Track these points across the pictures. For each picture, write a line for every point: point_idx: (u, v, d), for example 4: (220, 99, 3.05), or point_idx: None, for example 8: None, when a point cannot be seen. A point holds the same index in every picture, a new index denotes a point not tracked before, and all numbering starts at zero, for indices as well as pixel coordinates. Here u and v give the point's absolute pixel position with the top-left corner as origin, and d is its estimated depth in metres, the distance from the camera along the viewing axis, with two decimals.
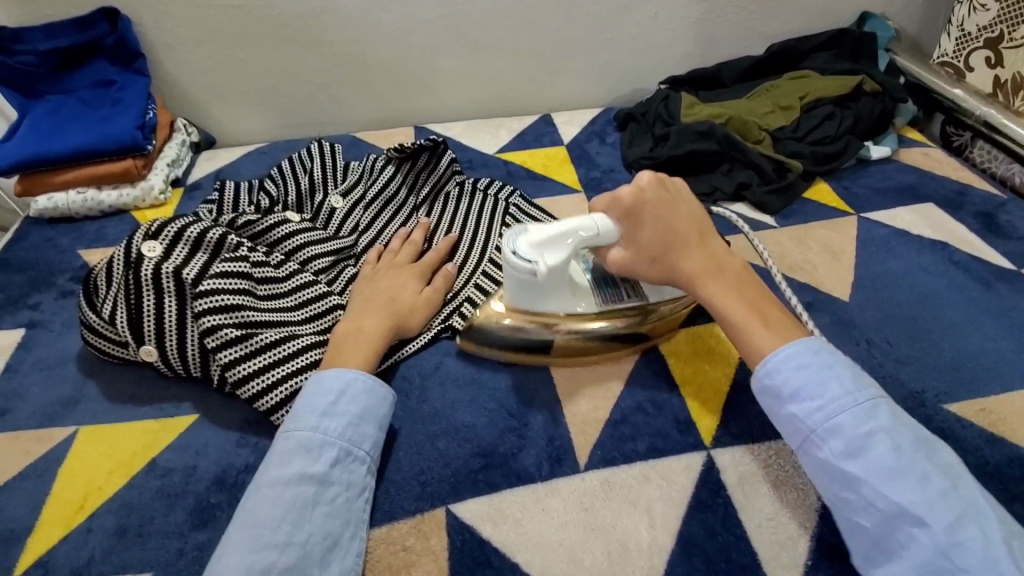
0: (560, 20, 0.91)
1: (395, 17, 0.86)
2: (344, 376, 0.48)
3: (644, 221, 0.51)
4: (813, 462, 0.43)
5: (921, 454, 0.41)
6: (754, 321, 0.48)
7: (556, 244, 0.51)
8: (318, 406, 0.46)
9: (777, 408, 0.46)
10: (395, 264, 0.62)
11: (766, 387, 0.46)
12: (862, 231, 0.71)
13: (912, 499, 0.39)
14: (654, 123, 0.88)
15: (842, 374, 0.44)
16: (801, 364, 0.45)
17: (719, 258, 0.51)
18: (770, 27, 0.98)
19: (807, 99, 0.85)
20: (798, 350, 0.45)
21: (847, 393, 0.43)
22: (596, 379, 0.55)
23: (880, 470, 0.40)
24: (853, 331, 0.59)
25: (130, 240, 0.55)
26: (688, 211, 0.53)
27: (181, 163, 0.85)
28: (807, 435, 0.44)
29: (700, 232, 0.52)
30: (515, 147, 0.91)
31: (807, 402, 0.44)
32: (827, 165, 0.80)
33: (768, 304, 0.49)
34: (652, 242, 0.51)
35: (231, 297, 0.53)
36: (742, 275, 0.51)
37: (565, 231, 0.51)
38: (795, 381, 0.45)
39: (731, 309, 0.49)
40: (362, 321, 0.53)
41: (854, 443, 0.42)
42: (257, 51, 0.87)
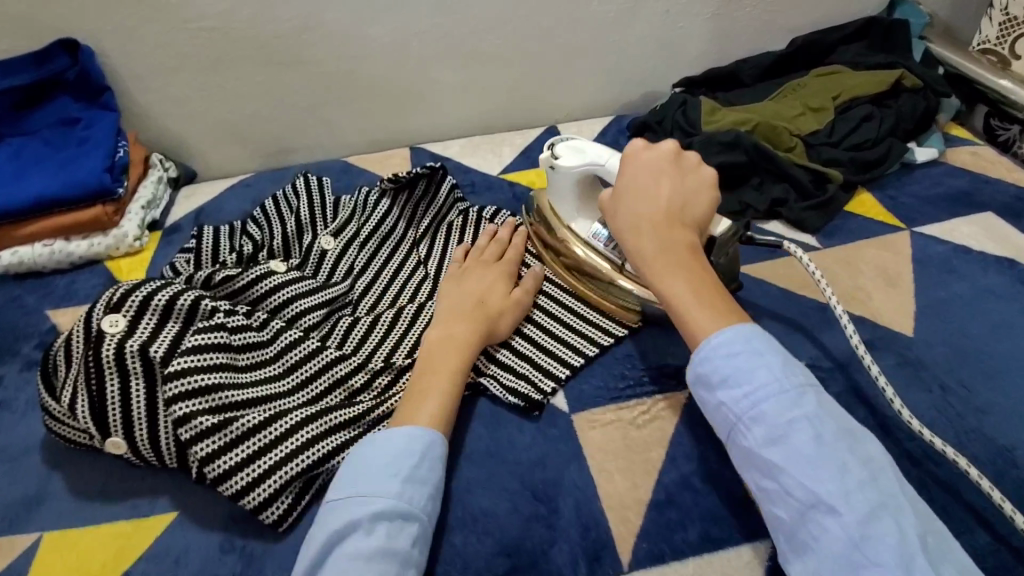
0: (563, 24, 0.83)
1: (383, 30, 0.79)
2: (424, 439, 0.43)
3: (623, 188, 0.51)
4: (737, 451, 0.40)
5: (845, 446, 0.37)
6: (684, 297, 0.44)
7: (581, 154, 0.58)
8: (400, 469, 0.41)
9: (705, 396, 0.41)
10: (482, 263, 0.58)
11: (695, 368, 0.42)
12: (917, 249, 0.63)
13: (829, 489, 0.35)
14: (672, 132, 0.80)
15: (772, 359, 0.40)
16: (732, 348, 0.40)
17: (674, 233, 0.47)
18: (792, 18, 0.90)
19: (840, 99, 0.77)
20: (733, 334, 0.41)
21: (774, 377, 0.39)
22: (633, 448, 0.48)
23: (801, 460, 0.36)
24: (923, 375, 0.52)
25: (91, 313, 0.48)
26: (681, 185, 0.50)
27: (158, 203, 0.78)
28: (733, 424, 0.40)
29: (675, 205, 0.49)
30: (519, 166, 0.83)
31: (734, 389, 0.39)
32: (868, 173, 0.72)
33: (710, 287, 0.45)
34: (621, 208, 0.50)
35: (207, 377, 0.47)
36: (693, 254, 0.47)
37: (594, 151, 0.58)
38: (724, 367, 0.40)
39: (661, 285, 0.45)
40: (452, 333, 0.51)
41: (778, 431, 0.37)
42: (235, 76, 0.79)
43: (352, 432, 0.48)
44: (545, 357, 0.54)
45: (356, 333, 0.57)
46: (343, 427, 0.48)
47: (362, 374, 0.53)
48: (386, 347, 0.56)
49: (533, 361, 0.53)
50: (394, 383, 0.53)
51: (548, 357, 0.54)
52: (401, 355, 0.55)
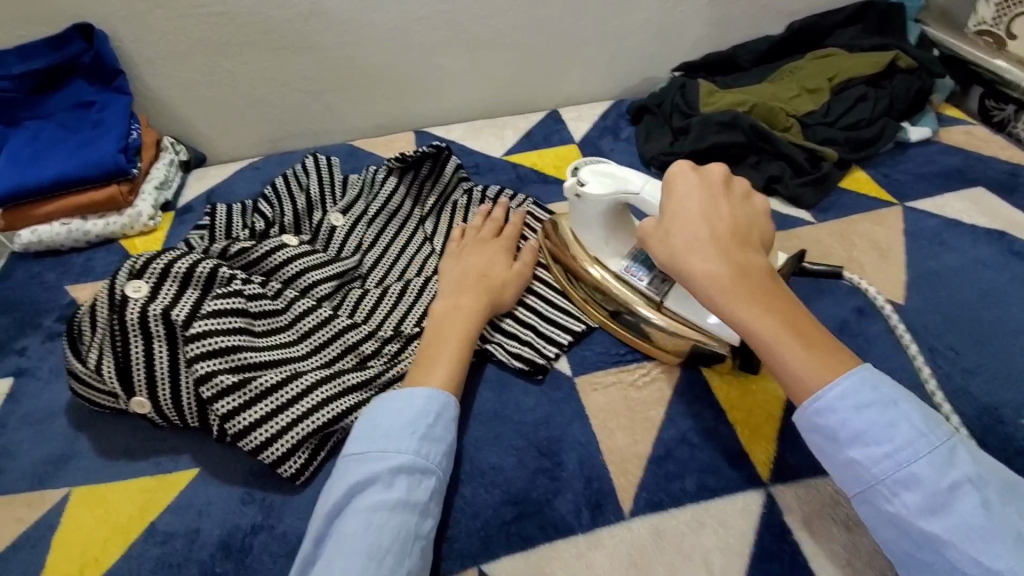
0: (565, 9, 0.85)
1: (388, 15, 0.81)
2: (441, 399, 0.45)
3: (678, 212, 0.45)
4: (878, 514, 0.37)
5: (1011, 508, 0.34)
6: (788, 337, 0.39)
7: (610, 181, 0.53)
8: (418, 428, 0.43)
9: (831, 452, 0.38)
10: (480, 240, 0.60)
11: (810, 421, 0.38)
12: (909, 222, 0.65)
13: (1012, 566, 0.32)
14: (671, 114, 0.82)
15: (910, 413, 0.37)
16: (860, 402, 0.37)
17: (752, 258, 0.43)
18: (788, 3, 0.91)
19: (836, 81, 0.79)
20: (854, 383, 0.37)
21: (915, 435, 0.36)
22: (633, 407, 0.50)
23: (970, 530, 0.33)
24: (912, 338, 0.54)
25: (114, 279, 0.50)
26: (741, 207, 0.46)
27: (170, 184, 0.80)
28: (872, 486, 0.37)
29: (743, 227, 0.44)
30: (522, 149, 0.85)
31: (871, 448, 0.36)
32: (862, 152, 0.74)
33: (809, 321, 0.40)
34: (681, 230, 0.44)
35: (226, 339, 0.49)
36: (779, 284, 0.42)
37: (625, 177, 0.53)
38: (855, 422, 0.37)
39: (754, 322, 0.40)
40: (457, 304, 0.53)
41: (936, 499, 0.35)
42: (244, 61, 0.81)
43: (364, 393, 0.51)
44: (547, 325, 0.56)
45: (366, 303, 0.59)
46: (356, 389, 0.51)
47: (372, 340, 0.55)
48: (396, 316, 0.58)
49: (536, 329, 0.56)
50: (403, 350, 0.55)
51: (551, 325, 0.56)
52: (409, 324, 0.57)
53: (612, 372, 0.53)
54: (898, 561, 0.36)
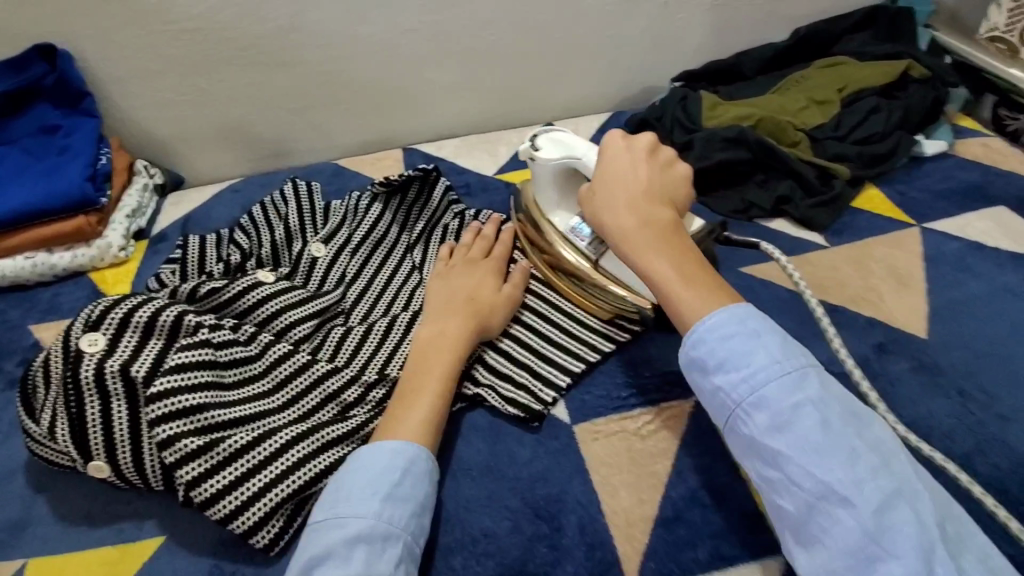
0: (559, 19, 0.81)
1: (373, 28, 0.76)
2: (409, 453, 0.42)
3: (598, 174, 0.50)
4: (738, 439, 0.39)
5: (852, 429, 0.36)
6: (676, 283, 0.44)
7: (560, 147, 0.56)
8: (380, 487, 0.39)
9: (702, 382, 0.41)
10: (468, 259, 0.56)
11: (689, 353, 0.41)
12: (928, 246, 0.61)
13: (840, 478, 0.35)
14: (672, 128, 0.77)
15: (770, 342, 0.39)
16: (727, 332, 0.40)
17: (650, 211, 0.47)
18: (793, 9, 0.87)
19: (846, 92, 0.75)
20: (723, 316, 0.41)
21: (771, 361, 0.39)
22: (638, 461, 0.46)
23: (807, 447, 0.36)
24: (939, 378, 0.50)
25: (69, 331, 0.46)
26: (662, 168, 0.50)
27: (144, 212, 0.76)
28: (732, 410, 0.39)
29: (653, 186, 0.49)
30: (516, 166, 0.81)
31: (731, 374, 0.39)
32: (876, 168, 0.69)
33: (698, 268, 0.44)
34: (600, 191, 0.50)
35: (192, 397, 0.45)
36: (674, 235, 0.46)
37: (575, 145, 0.55)
38: (719, 350, 0.40)
39: (648, 268, 0.45)
40: (444, 331, 0.49)
41: (781, 418, 0.37)
42: (222, 79, 0.77)
43: (345, 448, 0.47)
44: (544, 364, 0.52)
45: (348, 344, 0.55)
46: (336, 444, 0.46)
47: (355, 386, 0.51)
48: (381, 357, 0.54)
49: (532, 370, 0.51)
50: (389, 396, 0.51)
51: (547, 364, 0.52)
52: (395, 367, 0.53)
53: (614, 419, 0.49)
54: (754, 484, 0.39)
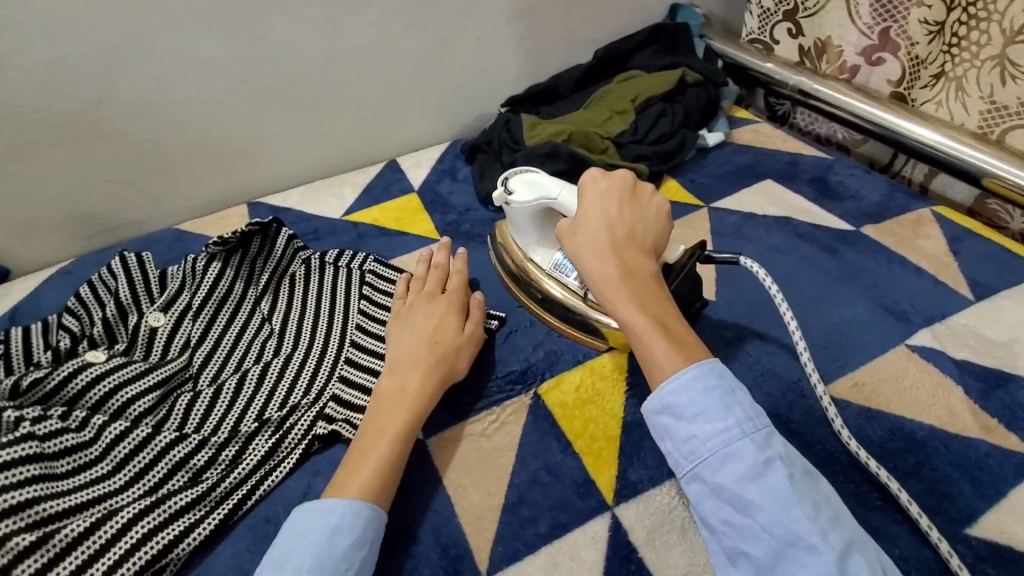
0: (380, 63, 0.86)
1: (191, 91, 0.77)
2: (376, 525, 0.44)
3: (585, 216, 0.54)
4: (704, 487, 0.41)
5: (810, 483, 0.40)
6: (656, 331, 0.46)
7: (532, 189, 0.59)
8: (351, 564, 0.41)
9: (675, 428, 0.43)
10: (429, 295, 0.58)
11: (667, 398, 0.43)
12: (714, 223, 0.72)
13: (807, 527, 0.37)
14: (501, 151, 0.85)
15: (741, 398, 0.43)
16: (708, 386, 0.43)
17: (631, 261, 0.50)
18: (592, 33, 0.99)
19: (638, 101, 0.86)
20: (706, 373, 0.43)
21: (745, 416, 0.42)
22: (485, 458, 0.50)
23: (778, 497, 0.39)
24: (726, 331, 0.59)
25: None
26: (642, 216, 0.54)
27: None
28: (704, 458, 0.42)
29: (635, 234, 0.52)
30: (362, 205, 0.84)
31: (709, 424, 0.42)
32: (670, 163, 0.81)
33: (678, 321, 0.47)
34: (585, 232, 0.53)
35: (18, 495, 0.44)
36: (654, 286, 0.49)
37: (546, 185, 0.59)
38: (698, 400, 0.42)
39: (629, 315, 0.47)
40: (406, 383, 0.51)
41: (754, 470, 0.40)
42: (30, 161, 0.73)
43: (196, 512, 0.47)
44: None
45: (197, 407, 0.55)
46: (185, 511, 0.47)
47: (204, 450, 0.51)
48: (233, 415, 0.55)
49: None
50: (243, 451, 0.52)
51: None
52: (248, 421, 0.54)
53: (463, 425, 0.53)
54: (714, 531, 0.41)
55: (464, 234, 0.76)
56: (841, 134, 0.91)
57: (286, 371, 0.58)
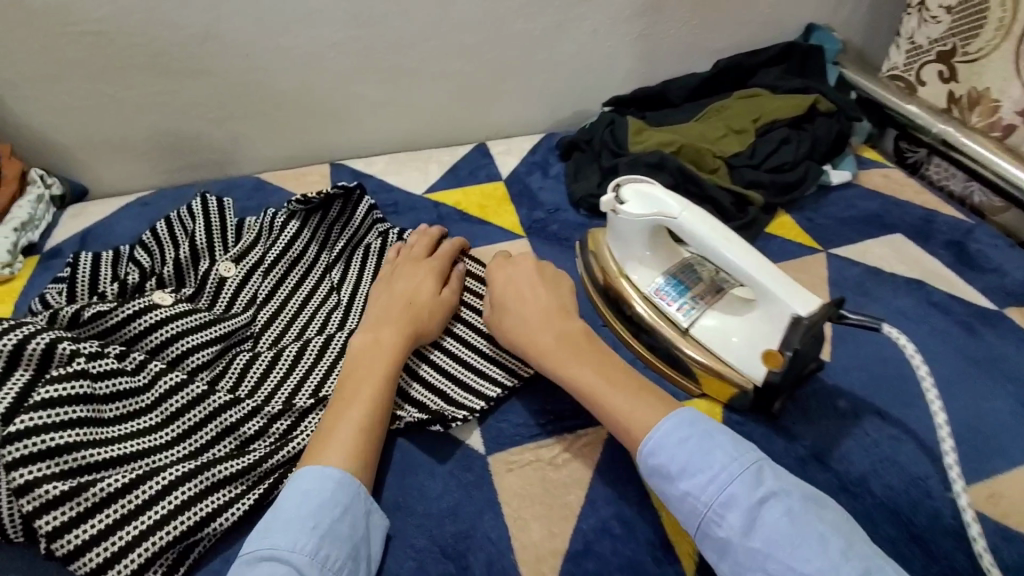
0: (489, 40, 0.80)
1: (294, 39, 0.74)
2: (353, 489, 0.41)
3: (501, 295, 0.53)
4: (715, 547, 0.39)
5: (812, 512, 0.38)
6: (602, 386, 0.46)
7: (650, 202, 0.52)
8: (320, 521, 0.39)
9: (668, 491, 0.42)
10: (413, 260, 0.58)
11: (652, 464, 0.42)
12: (833, 271, 0.65)
13: (817, 566, 0.35)
14: (601, 151, 0.78)
15: (722, 441, 0.42)
16: (685, 435, 0.42)
17: (564, 329, 0.50)
18: (717, 41, 0.91)
19: (760, 123, 0.78)
20: (671, 432, 0.43)
21: (728, 461, 0.41)
22: (551, 492, 0.46)
23: (779, 539, 0.37)
24: (840, 401, 0.52)
25: None
26: (558, 286, 0.55)
27: (37, 224, 0.71)
28: (703, 514, 0.40)
29: (562, 304, 0.53)
30: (446, 184, 0.80)
31: (697, 478, 0.40)
32: (788, 196, 0.73)
33: (625, 374, 0.48)
34: (511, 307, 0.52)
35: (61, 437, 0.42)
36: (591, 346, 0.49)
37: (666, 199, 0.52)
38: (678, 457, 0.41)
39: (579, 381, 0.47)
40: (379, 338, 0.49)
41: (750, 514, 0.38)
42: (127, 85, 0.72)
43: (243, 485, 0.44)
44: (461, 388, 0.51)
45: (254, 370, 0.52)
46: (228, 483, 0.44)
47: (256, 419, 0.48)
48: (289, 386, 0.51)
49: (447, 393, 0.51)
50: (295, 427, 0.48)
51: (463, 389, 0.51)
52: (303, 397, 0.51)
53: (530, 449, 0.48)
54: None
55: (550, 236, 0.71)
56: (978, 195, 0.80)
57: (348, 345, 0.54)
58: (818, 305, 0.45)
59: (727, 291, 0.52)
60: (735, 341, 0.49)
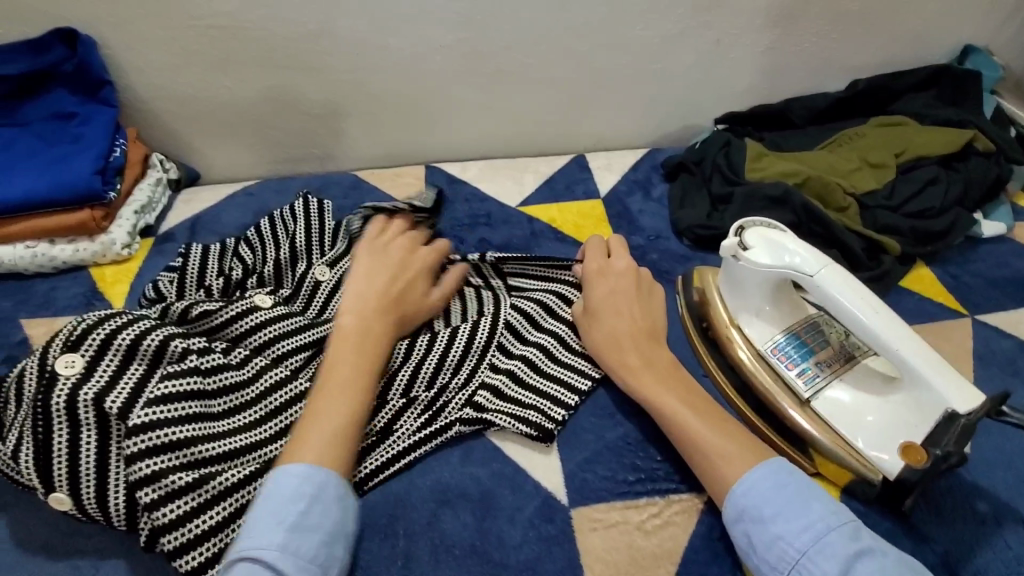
0: (600, 47, 0.76)
1: (404, 40, 0.73)
2: (319, 479, 0.40)
3: (597, 305, 0.52)
4: None
5: None
6: (684, 412, 0.45)
7: (778, 254, 0.47)
8: (286, 516, 0.38)
9: (755, 535, 0.40)
10: (404, 246, 0.57)
11: (740, 502, 0.41)
12: (978, 342, 0.57)
13: None
14: (712, 175, 0.72)
15: (819, 493, 0.40)
16: (779, 480, 0.41)
17: (653, 355, 0.50)
18: (854, 59, 0.81)
19: (902, 158, 0.70)
20: (762, 474, 0.41)
21: (826, 511, 0.39)
22: (638, 560, 0.43)
23: None
24: (978, 501, 0.44)
25: (42, 353, 0.44)
26: (649, 307, 0.53)
27: (154, 207, 0.74)
28: (793, 563, 0.38)
29: (652, 326, 0.52)
30: (541, 197, 0.77)
31: (791, 523, 0.39)
32: (928, 246, 0.64)
33: (708, 403, 0.47)
34: (597, 318, 0.52)
35: (179, 432, 0.43)
36: (674, 371, 0.49)
37: (797, 252, 0.46)
38: (774, 500, 0.40)
39: (660, 403, 0.46)
40: (368, 322, 0.49)
41: (844, 566, 0.36)
42: (244, 78, 0.74)
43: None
44: (551, 383, 0.51)
45: None
46: None
47: None
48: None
49: (538, 389, 0.51)
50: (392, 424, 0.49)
51: (553, 383, 0.51)
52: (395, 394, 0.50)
53: (618, 507, 0.45)
54: None
55: (649, 265, 0.66)
56: None
57: (433, 346, 0.52)
58: (979, 401, 0.40)
59: (859, 361, 0.48)
60: (871, 420, 0.45)
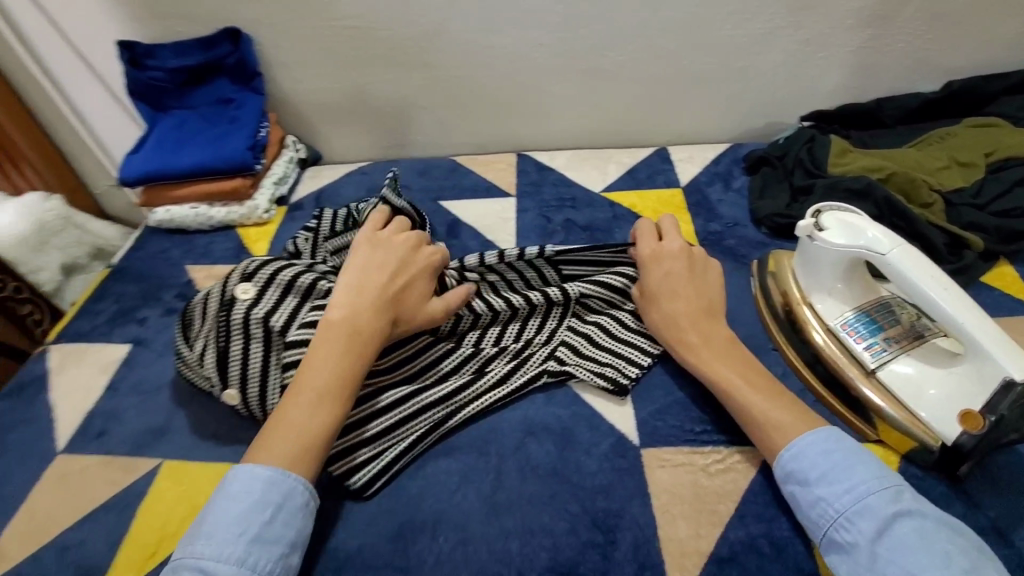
0: (689, 47, 0.81)
1: (508, 39, 0.81)
2: (285, 486, 0.43)
3: (655, 291, 0.56)
4: (841, 551, 0.41)
5: (945, 535, 0.38)
6: (736, 380, 0.50)
7: (852, 235, 0.51)
8: (247, 527, 0.41)
9: (801, 495, 0.44)
10: (402, 247, 0.56)
11: (788, 465, 0.45)
12: None
13: None
14: (794, 168, 0.75)
15: (865, 460, 0.43)
16: (827, 447, 0.44)
17: (710, 331, 0.53)
18: (951, 58, 0.81)
19: (993, 157, 0.71)
20: (818, 436, 0.45)
21: (869, 476, 0.42)
22: (701, 496, 0.48)
23: (904, 549, 0.38)
24: None
25: (226, 281, 0.56)
26: (707, 286, 0.57)
27: (287, 180, 0.87)
28: (834, 519, 0.41)
29: (712, 305, 0.55)
30: (623, 185, 0.83)
31: (834, 487, 0.42)
32: (1014, 245, 0.64)
33: (765, 378, 0.50)
34: (659, 300, 0.56)
35: None
36: (731, 347, 0.53)
37: (871, 232, 0.50)
38: (820, 465, 0.43)
39: (718, 373, 0.51)
40: (356, 327, 0.50)
41: (881, 524, 0.39)
42: (368, 72, 0.85)
43: (445, 406, 0.54)
44: (626, 347, 0.57)
45: None
46: (432, 407, 0.53)
47: (454, 357, 0.56)
48: (476, 331, 0.59)
49: (613, 350, 0.57)
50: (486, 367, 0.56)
51: (627, 346, 0.57)
52: (490, 343, 0.59)
53: (685, 452, 0.51)
54: None
55: (725, 250, 0.70)
56: None
57: (517, 311, 0.59)
58: None
59: (928, 340, 0.50)
60: (933, 394, 0.47)
